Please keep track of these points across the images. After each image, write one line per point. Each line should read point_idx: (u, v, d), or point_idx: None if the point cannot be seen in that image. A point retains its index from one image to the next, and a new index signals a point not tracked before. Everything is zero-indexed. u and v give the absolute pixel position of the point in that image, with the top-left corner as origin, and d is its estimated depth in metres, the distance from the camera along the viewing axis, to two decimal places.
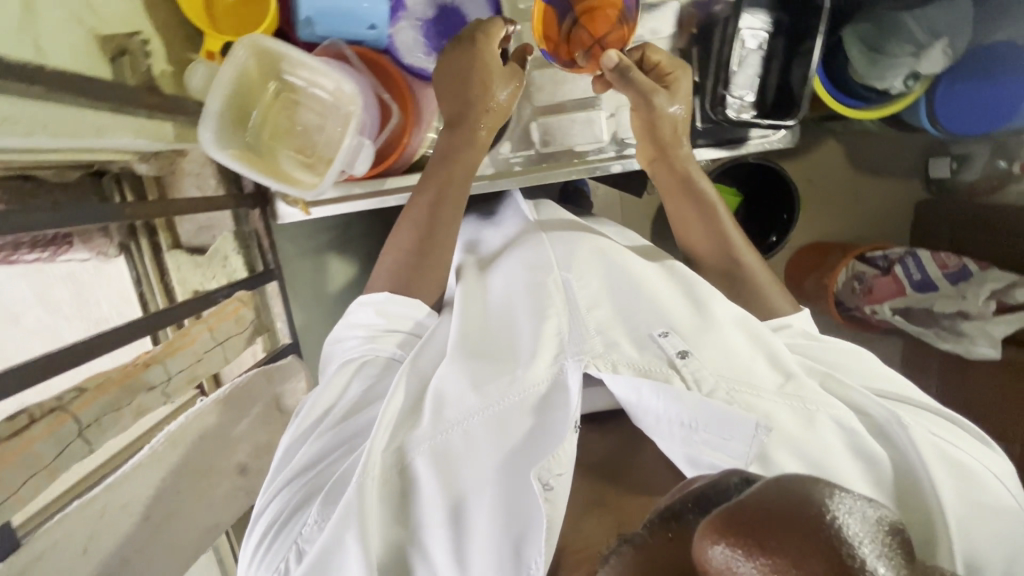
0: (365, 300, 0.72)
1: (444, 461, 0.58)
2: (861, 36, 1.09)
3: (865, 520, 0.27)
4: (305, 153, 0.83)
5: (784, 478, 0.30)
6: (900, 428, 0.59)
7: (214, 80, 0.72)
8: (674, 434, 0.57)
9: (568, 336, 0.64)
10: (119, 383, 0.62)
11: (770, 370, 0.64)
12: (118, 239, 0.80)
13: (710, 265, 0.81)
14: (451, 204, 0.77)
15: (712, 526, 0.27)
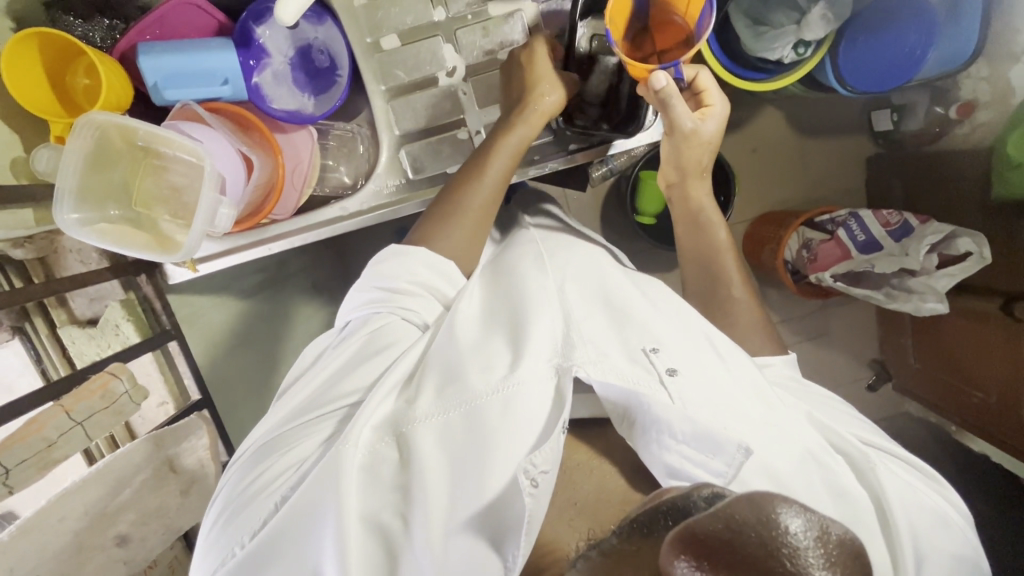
0: (395, 256, 0.79)
1: (440, 443, 0.65)
2: (745, 9, 1.06)
3: (812, 536, 0.33)
4: (179, 214, 0.83)
5: (745, 495, 0.35)
6: (870, 473, 0.68)
7: (60, 161, 0.74)
8: (663, 448, 0.66)
9: (563, 343, 0.72)
10: None
11: (757, 387, 0.72)
12: (10, 323, 0.82)
13: (692, 277, 0.90)
14: (466, 202, 0.82)
15: (678, 542, 0.33)
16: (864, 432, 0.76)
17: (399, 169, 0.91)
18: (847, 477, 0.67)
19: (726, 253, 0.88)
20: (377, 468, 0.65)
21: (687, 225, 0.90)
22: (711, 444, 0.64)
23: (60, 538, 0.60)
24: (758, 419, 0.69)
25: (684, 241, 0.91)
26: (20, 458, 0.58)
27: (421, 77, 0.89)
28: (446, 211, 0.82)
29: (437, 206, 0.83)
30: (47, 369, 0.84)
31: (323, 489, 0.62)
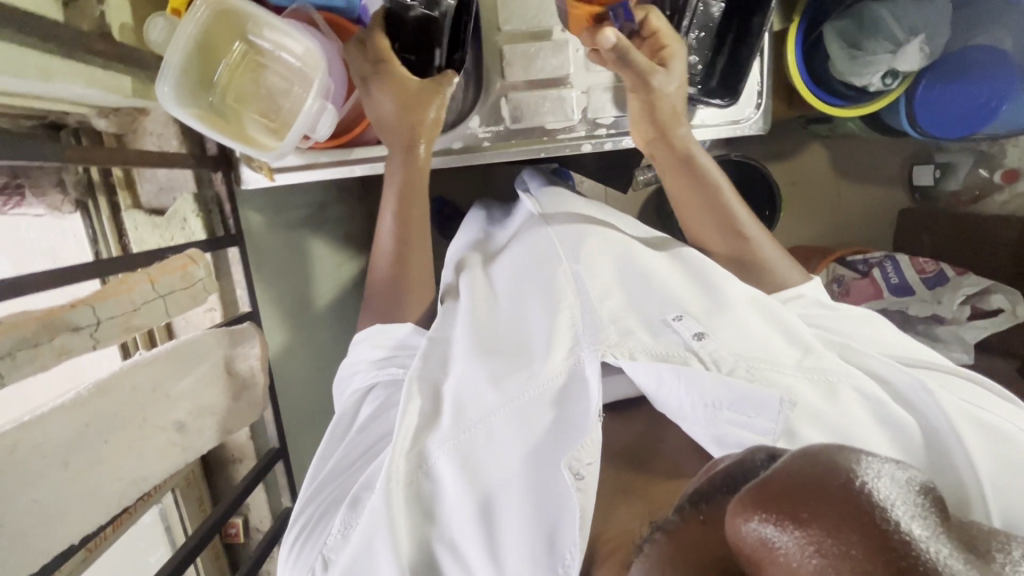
0: (362, 335, 0.80)
1: (466, 464, 0.63)
2: (841, 32, 1.08)
3: (895, 484, 0.26)
4: (270, 117, 0.82)
5: (811, 448, 0.29)
6: (924, 394, 0.61)
7: (174, 34, 0.71)
8: (707, 415, 0.59)
9: (581, 328, 0.69)
10: (38, 316, 0.45)
11: (789, 348, 0.68)
12: (75, 196, 0.78)
13: (718, 248, 0.84)
14: (409, 275, 0.82)
15: (744, 502, 0.27)
16: (901, 357, 0.70)
17: (498, 116, 0.87)
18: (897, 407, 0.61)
19: (728, 194, 0.83)
20: (421, 484, 0.64)
21: (681, 177, 0.83)
22: (752, 402, 0.58)
23: (130, 409, 0.54)
24: (799, 369, 0.64)
25: (679, 198, 0.84)
26: (111, 313, 0.53)
27: (534, 26, 0.84)
28: (398, 273, 0.82)
29: (377, 284, 0.83)
30: (101, 252, 0.81)
31: (371, 532, 0.61)
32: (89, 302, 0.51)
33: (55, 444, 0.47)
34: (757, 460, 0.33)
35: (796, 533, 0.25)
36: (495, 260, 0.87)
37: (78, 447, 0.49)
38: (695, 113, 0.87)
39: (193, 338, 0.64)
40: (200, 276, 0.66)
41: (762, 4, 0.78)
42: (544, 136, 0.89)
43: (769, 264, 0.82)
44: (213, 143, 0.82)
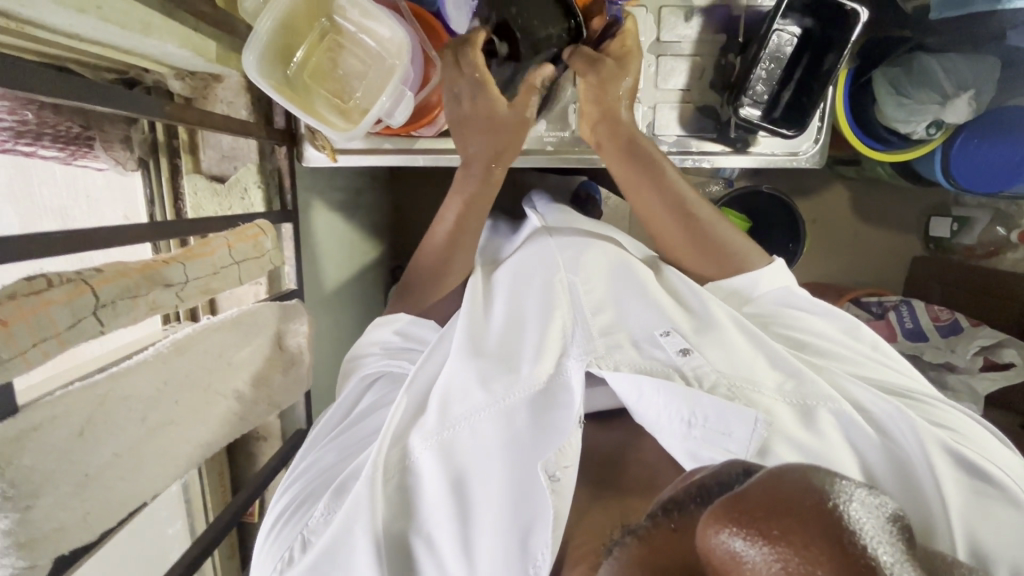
0: (382, 320, 0.78)
1: (449, 463, 0.60)
2: (891, 79, 1.09)
3: (875, 516, 0.25)
4: (342, 98, 0.81)
5: (786, 467, 0.27)
6: (904, 424, 0.59)
7: (267, 4, 0.71)
8: (681, 429, 0.57)
9: (572, 336, 0.66)
10: (140, 268, 0.45)
11: (772, 371, 0.65)
12: (139, 154, 0.78)
13: (676, 237, 0.79)
14: (451, 261, 0.79)
15: (716, 514, 0.25)
16: (872, 376, 0.69)
17: (564, 121, 0.88)
18: (868, 439, 0.59)
19: (680, 183, 0.79)
20: (405, 478, 0.61)
21: (634, 167, 0.78)
22: (723, 416, 0.56)
23: (199, 374, 0.53)
24: (781, 393, 0.63)
25: (630, 190, 0.79)
26: (200, 274, 0.52)
27: None
28: (439, 269, 0.80)
29: (420, 270, 0.81)
30: (157, 213, 0.81)
31: (351, 522, 0.57)
32: (182, 261, 0.50)
33: (139, 399, 0.45)
34: (732, 475, 0.30)
35: (766, 549, 0.23)
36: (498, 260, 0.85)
37: (156, 405, 0.47)
38: (756, 139, 0.88)
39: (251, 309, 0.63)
40: (268, 247, 0.65)
41: (838, 42, 0.79)
42: None
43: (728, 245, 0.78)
44: (281, 118, 0.82)
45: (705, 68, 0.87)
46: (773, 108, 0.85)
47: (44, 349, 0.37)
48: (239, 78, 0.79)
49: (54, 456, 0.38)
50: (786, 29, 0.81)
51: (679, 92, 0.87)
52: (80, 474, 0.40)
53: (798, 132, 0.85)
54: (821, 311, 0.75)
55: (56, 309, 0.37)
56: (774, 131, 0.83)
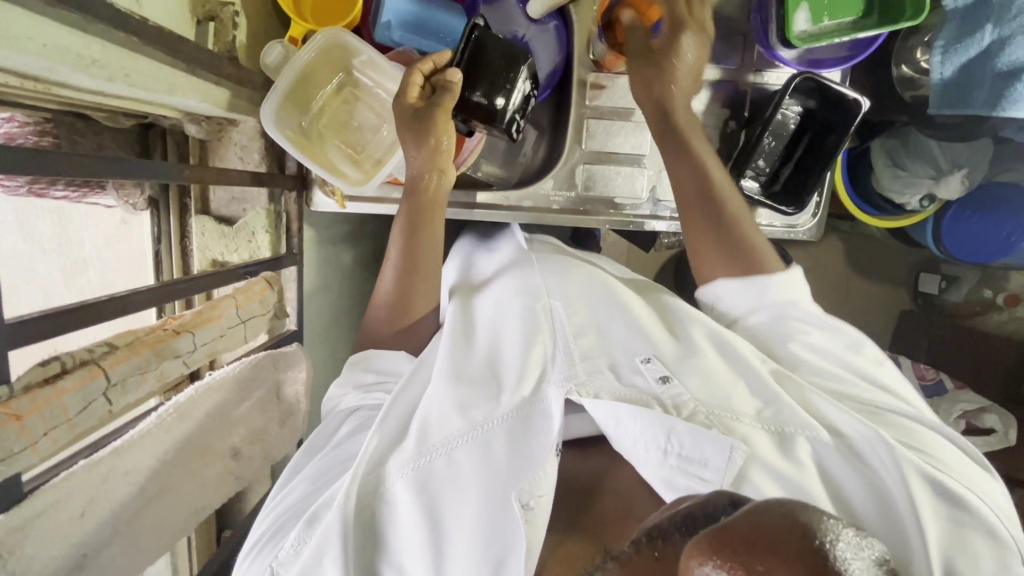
0: (356, 359, 0.72)
1: (422, 494, 0.56)
2: (888, 151, 1.12)
3: (861, 559, 0.27)
4: (354, 148, 0.82)
5: (770, 501, 0.29)
6: (880, 450, 0.55)
7: (289, 60, 0.73)
8: (657, 458, 0.54)
9: (554, 364, 0.63)
10: (151, 345, 0.46)
11: (749, 396, 0.61)
12: (150, 194, 0.79)
13: (696, 218, 0.74)
14: (415, 289, 0.74)
15: (699, 547, 0.27)
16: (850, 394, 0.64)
17: (571, 182, 0.89)
18: (841, 466, 0.56)
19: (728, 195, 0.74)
20: (376, 507, 0.57)
21: (694, 214, 0.74)
22: (702, 440, 0.54)
23: (196, 439, 0.53)
24: (753, 417, 0.59)
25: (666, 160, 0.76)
26: (208, 339, 0.53)
27: (619, 105, 0.88)
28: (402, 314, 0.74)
29: (378, 323, 0.75)
30: (161, 251, 0.81)
31: (324, 549, 0.54)
32: (192, 329, 0.51)
33: (139, 472, 0.47)
34: (719, 505, 0.33)
35: None
36: (475, 282, 0.79)
37: (157, 476, 0.49)
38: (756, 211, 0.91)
39: (254, 360, 0.62)
40: (275, 302, 0.66)
41: (839, 127, 0.82)
42: (611, 208, 0.91)
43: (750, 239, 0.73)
44: (293, 165, 0.83)
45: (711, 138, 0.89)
46: (775, 183, 0.88)
47: (54, 438, 0.38)
48: (255, 124, 0.79)
49: (56, 540, 0.40)
50: (790, 108, 0.83)
51: None
52: (78, 555, 0.42)
53: (796, 209, 0.86)
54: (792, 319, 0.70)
55: (68, 397, 0.38)
56: (774, 207, 0.85)
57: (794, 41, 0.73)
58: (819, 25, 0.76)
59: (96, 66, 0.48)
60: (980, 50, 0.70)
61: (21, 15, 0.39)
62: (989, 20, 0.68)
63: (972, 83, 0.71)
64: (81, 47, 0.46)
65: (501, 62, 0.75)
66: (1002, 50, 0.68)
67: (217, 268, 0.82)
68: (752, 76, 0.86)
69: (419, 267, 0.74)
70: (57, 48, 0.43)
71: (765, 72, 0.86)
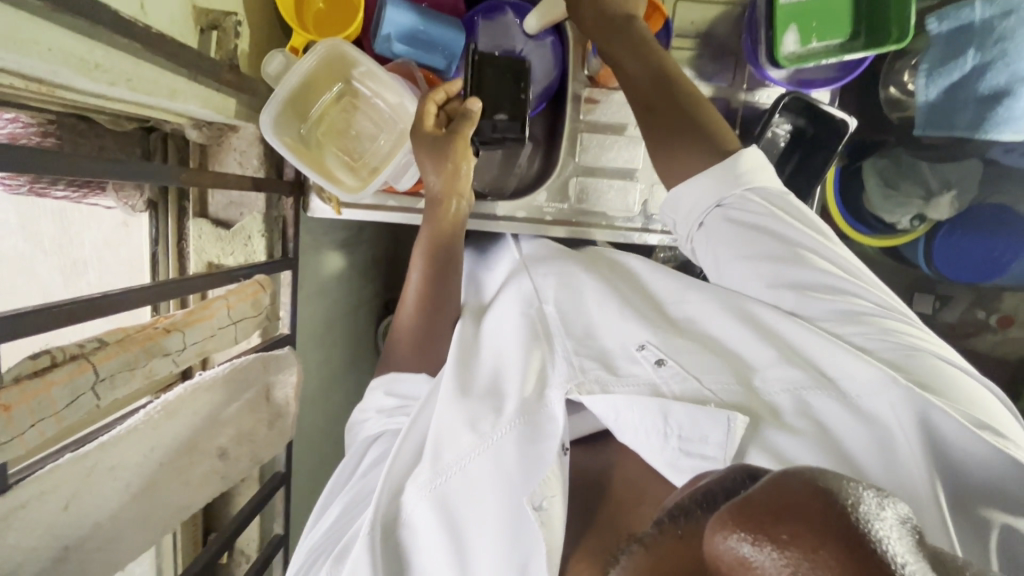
0: (375, 385, 0.76)
1: (442, 512, 0.60)
2: (880, 171, 1.12)
3: (895, 525, 0.25)
4: (351, 155, 0.83)
5: (797, 468, 0.27)
6: (881, 393, 0.53)
7: (289, 69, 0.74)
8: (660, 443, 0.54)
9: (555, 368, 0.64)
10: (141, 343, 0.47)
11: (739, 362, 0.61)
12: (149, 197, 0.80)
13: (656, 114, 0.71)
14: (442, 308, 0.77)
15: (723, 517, 0.26)
16: (861, 329, 0.59)
17: (564, 194, 0.91)
18: (842, 417, 0.54)
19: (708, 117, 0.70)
20: (400, 530, 0.62)
21: (674, 143, 0.69)
22: (701, 420, 0.53)
23: (184, 438, 0.54)
24: (746, 383, 0.58)
25: (622, 67, 0.73)
26: (199, 338, 0.54)
27: (613, 120, 0.90)
28: (426, 332, 0.76)
29: (399, 342, 0.78)
30: (158, 252, 0.83)
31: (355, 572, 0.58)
32: (182, 328, 0.52)
33: (126, 468, 0.48)
34: (737, 480, 0.32)
35: (774, 553, 0.24)
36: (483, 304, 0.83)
37: (144, 473, 0.50)
38: None
39: (244, 361, 0.63)
40: (267, 305, 0.66)
41: (830, 146, 0.85)
42: (603, 221, 0.92)
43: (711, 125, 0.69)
44: (292, 171, 0.84)
45: None
46: None
47: (40, 429, 0.38)
48: (255, 130, 0.80)
49: (36, 532, 0.41)
50: (780, 127, 0.83)
51: None
52: (58, 548, 0.43)
53: None
54: (789, 248, 0.63)
55: (57, 391, 0.39)
56: None
57: (782, 61, 0.75)
58: (807, 47, 0.78)
59: (97, 70, 0.49)
60: (963, 74, 0.71)
61: (28, 21, 0.41)
62: (972, 45, 0.69)
63: (956, 104, 0.72)
64: (86, 52, 0.47)
65: (504, 77, 0.79)
66: (985, 74, 0.70)
67: (213, 270, 0.83)
68: (743, 94, 0.88)
69: (442, 287, 0.78)
70: (59, 51, 0.45)
71: (757, 91, 0.88)
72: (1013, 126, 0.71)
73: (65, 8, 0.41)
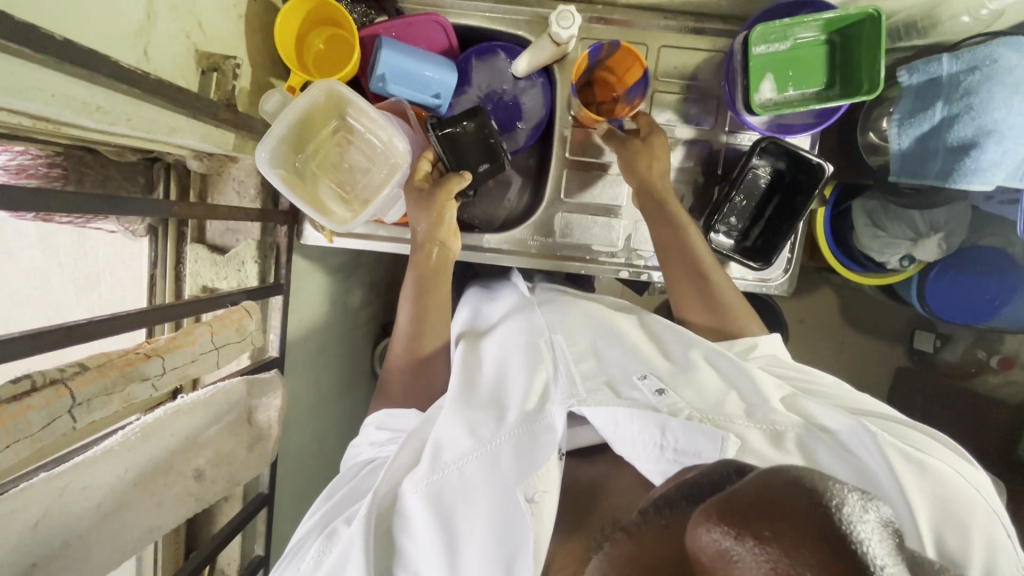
0: (371, 419, 0.79)
1: (437, 506, 0.60)
2: (867, 211, 1.13)
3: (879, 533, 0.26)
4: (344, 187, 0.87)
5: (783, 470, 0.29)
6: (866, 437, 0.53)
7: (285, 107, 0.79)
8: (655, 454, 0.54)
9: (555, 385, 0.66)
10: (119, 368, 0.49)
11: (740, 402, 0.62)
12: (149, 222, 0.85)
13: (677, 273, 0.84)
14: (433, 354, 0.83)
15: (708, 513, 0.28)
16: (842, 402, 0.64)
17: (550, 229, 0.93)
18: (830, 455, 0.54)
19: (696, 241, 0.84)
20: (391, 521, 0.63)
21: (694, 300, 0.83)
22: (692, 433, 0.53)
23: (160, 459, 0.56)
24: (739, 412, 0.59)
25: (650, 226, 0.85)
26: (179, 363, 0.56)
27: (598, 159, 0.93)
28: (414, 375, 0.81)
29: (395, 372, 0.82)
30: (157, 274, 0.87)
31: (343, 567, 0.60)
32: (163, 353, 0.55)
33: (99, 488, 0.50)
34: (725, 475, 0.34)
35: (756, 548, 0.25)
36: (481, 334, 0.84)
37: (117, 493, 0.52)
38: (727, 263, 0.94)
39: (229, 384, 0.65)
40: (253, 329, 0.69)
41: (807, 187, 0.86)
42: (588, 254, 0.94)
43: (726, 295, 0.82)
44: (287, 201, 0.88)
45: (685, 195, 0.93)
46: (744, 239, 0.91)
47: (15, 450, 0.41)
48: (253, 162, 0.84)
49: (6, 547, 0.43)
50: (761, 168, 0.87)
51: None
52: (26, 563, 0.45)
53: (764, 266, 0.89)
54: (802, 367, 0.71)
55: (33, 415, 0.42)
56: (742, 263, 0.89)
57: (758, 109, 0.78)
58: (784, 94, 0.81)
59: (99, 112, 0.53)
60: (933, 125, 0.74)
61: (32, 71, 0.45)
62: (940, 98, 0.72)
63: (927, 155, 0.75)
64: (88, 95, 0.51)
65: (477, 136, 0.84)
66: (952, 126, 0.72)
67: (206, 294, 0.86)
68: (725, 137, 0.91)
69: (427, 323, 0.83)
70: (62, 96, 0.49)
71: (738, 134, 0.91)
72: (981, 177, 0.72)
73: (66, 60, 0.45)
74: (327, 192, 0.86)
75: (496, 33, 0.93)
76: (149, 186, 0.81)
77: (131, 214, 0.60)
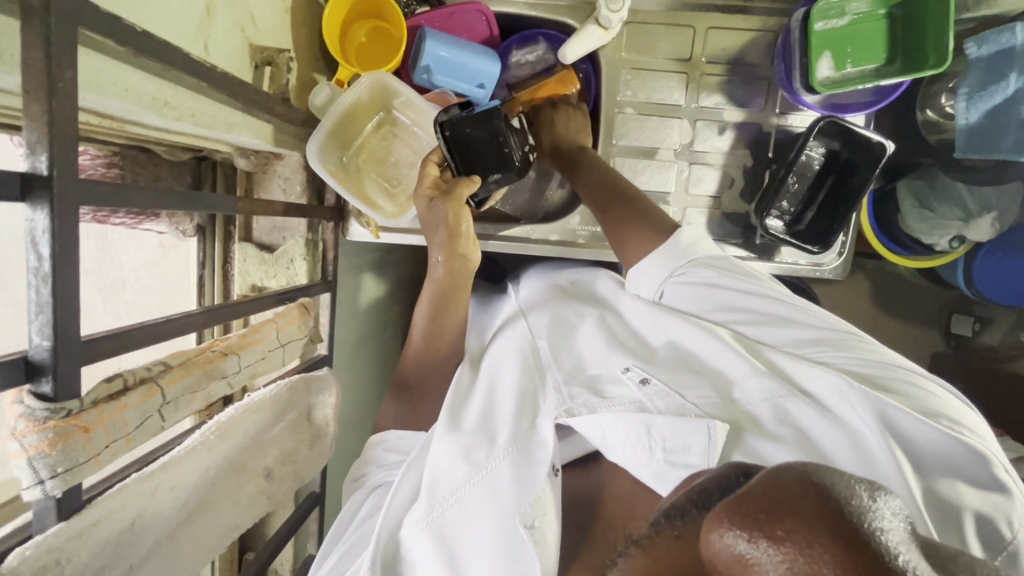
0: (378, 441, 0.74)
1: (440, 543, 0.58)
2: (914, 191, 1.09)
3: (899, 528, 0.22)
4: (390, 181, 0.86)
5: (785, 466, 0.25)
6: (850, 397, 0.52)
7: (335, 100, 0.78)
8: (645, 456, 0.53)
9: (544, 398, 0.64)
10: (203, 365, 0.49)
11: (726, 385, 0.59)
12: (198, 221, 0.84)
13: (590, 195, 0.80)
14: (449, 355, 0.79)
15: (718, 513, 0.24)
16: (817, 348, 0.62)
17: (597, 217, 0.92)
18: (817, 425, 0.53)
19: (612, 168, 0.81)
20: (398, 566, 0.60)
21: (622, 219, 0.77)
22: (680, 429, 0.52)
23: (232, 458, 0.55)
24: (721, 395, 0.58)
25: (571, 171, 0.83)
26: (250, 361, 0.56)
27: (645, 144, 0.91)
28: (421, 380, 0.78)
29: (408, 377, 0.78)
30: (206, 273, 0.86)
31: None
32: (237, 351, 0.54)
33: (186, 487, 0.50)
34: (732, 479, 0.28)
35: (770, 549, 0.21)
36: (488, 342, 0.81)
37: (200, 491, 0.52)
38: (780, 248, 0.92)
39: (287, 382, 0.64)
40: (312, 326, 0.68)
41: (862, 169, 0.83)
42: None
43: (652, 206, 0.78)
44: (333, 197, 0.87)
45: (735, 178, 0.91)
46: (798, 223, 0.88)
47: (114, 451, 0.41)
48: (298, 158, 0.83)
49: (108, 549, 0.42)
50: (815, 150, 0.85)
51: (708, 198, 0.92)
52: (124, 566, 0.44)
53: (820, 250, 0.87)
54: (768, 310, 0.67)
55: (130, 413, 0.42)
56: (798, 247, 0.86)
57: (817, 87, 0.75)
58: (841, 72, 0.79)
59: (166, 107, 0.52)
60: (1006, 97, 0.72)
61: (107, 64, 0.44)
62: (1014, 70, 0.70)
63: (998, 128, 0.73)
64: (156, 90, 0.50)
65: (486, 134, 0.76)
66: None
67: (255, 293, 0.86)
68: (778, 119, 0.89)
69: (444, 333, 0.78)
70: (133, 90, 0.48)
71: (790, 115, 0.89)
72: None
73: (144, 52, 0.44)
74: (370, 187, 0.85)
75: (539, 20, 0.91)
76: (197, 185, 0.81)
77: (194, 211, 0.59)
